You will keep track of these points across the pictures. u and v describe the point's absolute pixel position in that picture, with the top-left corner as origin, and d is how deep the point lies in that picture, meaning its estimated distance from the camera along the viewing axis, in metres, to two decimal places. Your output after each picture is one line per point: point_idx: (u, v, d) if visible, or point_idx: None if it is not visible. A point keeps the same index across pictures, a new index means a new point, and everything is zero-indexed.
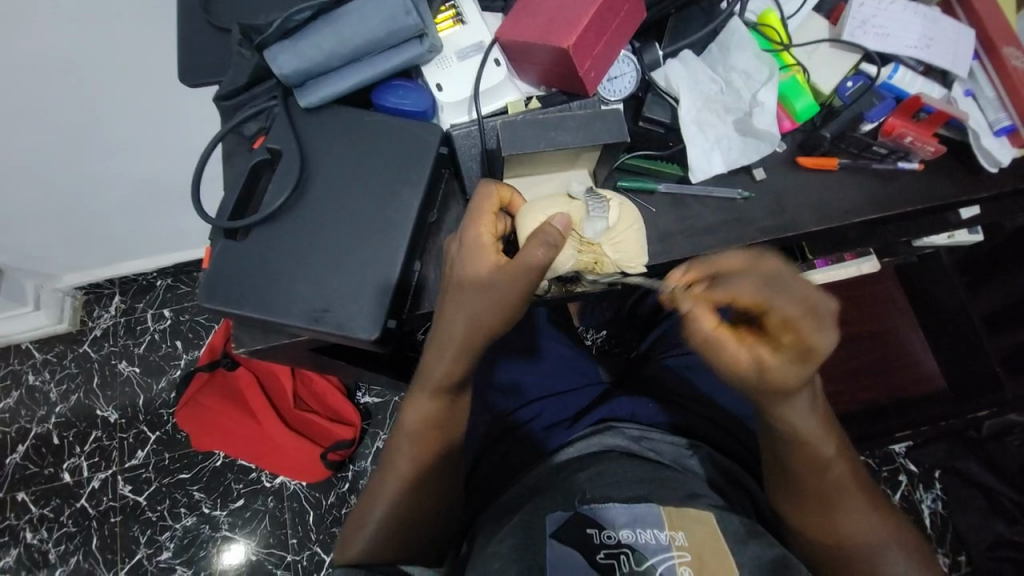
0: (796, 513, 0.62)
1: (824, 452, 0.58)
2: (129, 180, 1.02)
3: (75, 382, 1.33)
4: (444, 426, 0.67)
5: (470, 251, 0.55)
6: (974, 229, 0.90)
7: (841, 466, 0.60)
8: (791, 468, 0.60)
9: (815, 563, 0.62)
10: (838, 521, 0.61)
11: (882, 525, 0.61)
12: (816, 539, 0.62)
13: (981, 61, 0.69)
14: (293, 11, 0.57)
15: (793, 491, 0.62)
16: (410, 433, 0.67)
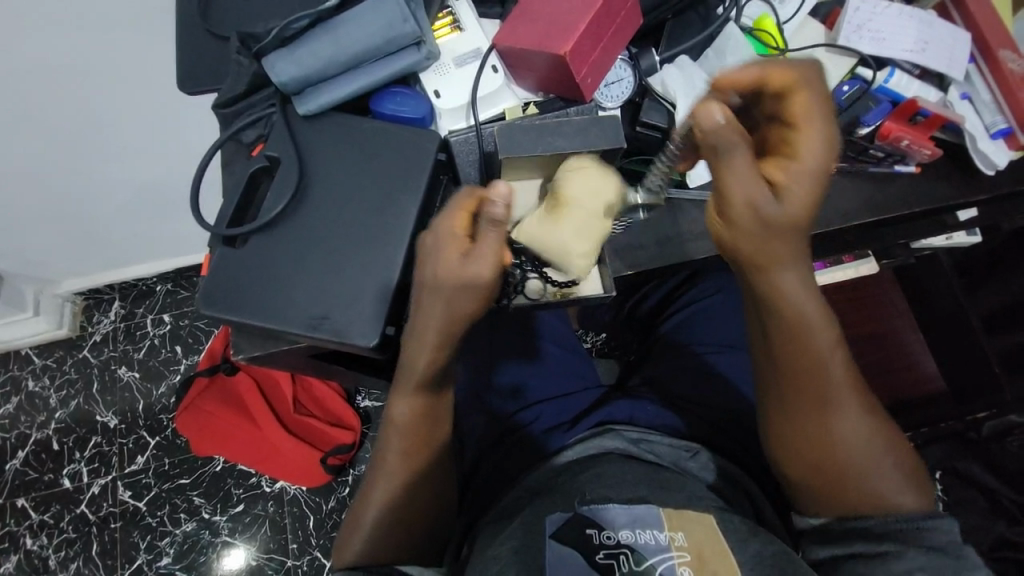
0: (784, 422, 0.61)
1: (817, 344, 0.57)
2: (128, 185, 1.02)
3: (75, 388, 1.33)
4: (428, 426, 0.66)
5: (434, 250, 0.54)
6: (973, 230, 0.90)
7: (834, 367, 0.59)
8: (782, 362, 0.59)
9: (806, 480, 0.61)
10: (825, 429, 0.60)
11: (871, 435, 0.60)
12: (810, 448, 0.60)
13: (976, 64, 0.70)
14: (291, 19, 0.57)
15: (782, 396, 0.61)
16: (397, 434, 0.66)
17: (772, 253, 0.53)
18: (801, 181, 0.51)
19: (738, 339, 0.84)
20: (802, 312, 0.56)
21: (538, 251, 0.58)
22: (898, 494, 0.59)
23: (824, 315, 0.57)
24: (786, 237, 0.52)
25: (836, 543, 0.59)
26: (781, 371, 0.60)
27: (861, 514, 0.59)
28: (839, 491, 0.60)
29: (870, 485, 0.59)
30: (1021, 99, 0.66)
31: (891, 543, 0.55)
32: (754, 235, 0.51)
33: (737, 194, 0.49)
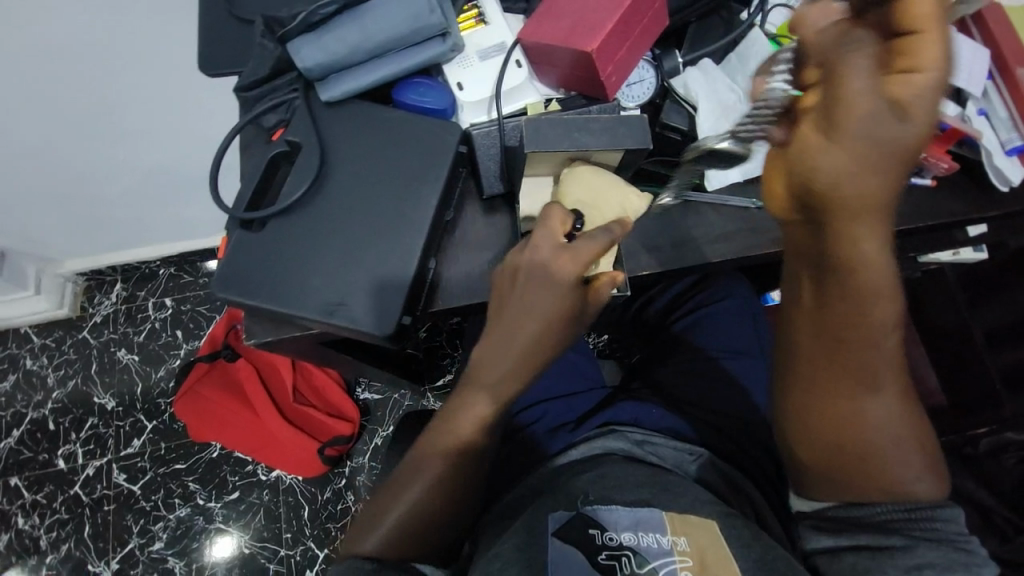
0: (814, 402, 0.59)
1: (870, 326, 0.54)
2: (137, 167, 1.02)
3: (74, 368, 1.32)
4: (489, 430, 0.64)
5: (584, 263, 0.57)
6: (980, 247, 0.91)
7: (881, 347, 0.55)
8: (823, 334, 0.55)
9: (820, 458, 0.60)
10: (856, 411, 0.58)
11: (900, 416, 0.59)
12: (834, 427, 0.59)
13: (994, 81, 0.70)
14: (319, 4, 0.57)
15: (813, 374, 0.58)
16: (444, 430, 0.64)
17: (853, 197, 0.45)
18: (915, 99, 0.42)
19: (746, 346, 0.84)
20: (853, 287, 0.51)
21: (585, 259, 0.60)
22: (915, 481, 0.58)
23: (884, 292, 0.52)
24: (877, 179, 0.44)
25: (844, 536, 0.59)
26: (815, 346, 0.57)
27: (873, 498, 0.59)
28: (855, 474, 0.59)
29: (889, 470, 0.58)
30: None
31: (900, 537, 0.55)
32: (854, 172, 0.44)
33: (856, 111, 0.41)
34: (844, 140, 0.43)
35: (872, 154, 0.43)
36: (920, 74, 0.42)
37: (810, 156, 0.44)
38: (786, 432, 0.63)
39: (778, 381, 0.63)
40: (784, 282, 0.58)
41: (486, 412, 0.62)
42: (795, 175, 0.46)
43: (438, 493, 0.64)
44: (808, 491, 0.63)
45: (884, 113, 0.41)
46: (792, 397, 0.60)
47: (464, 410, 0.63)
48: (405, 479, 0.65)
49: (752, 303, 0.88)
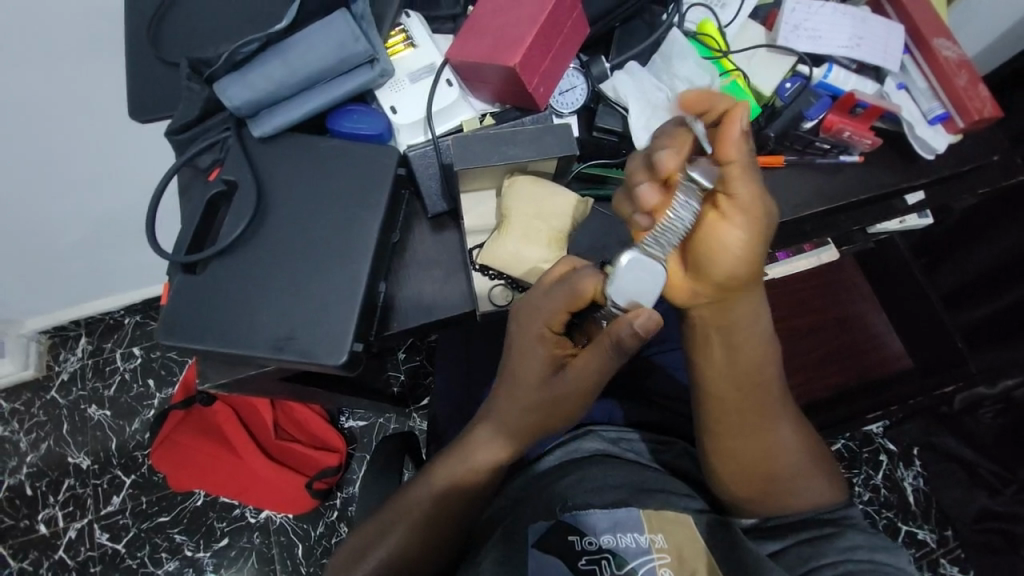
0: (735, 442, 0.60)
1: (760, 361, 0.59)
2: (88, 217, 1.00)
3: (45, 430, 1.27)
4: (454, 494, 0.63)
5: (541, 356, 0.58)
6: (923, 213, 0.94)
7: (775, 378, 0.61)
8: (738, 380, 0.59)
9: (751, 493, 0.61)
10: (765, 440, 0.61)
11: (802, 437, 0.63)
12: (758, 462, 0.61)
13: (911, 55, 0.74)
14: (241, 43, 0.57)
15: (729, 418, 0.60)
16: (410, 504, 0.64)
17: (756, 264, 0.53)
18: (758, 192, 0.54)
19: None
20: (745, 334, 0.57)
21: (518, 275, 0.61)
22: (822, 490, 0.63)
23: (764, 338, 0.58)
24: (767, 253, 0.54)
25: (785, 535, 0.60)
26: (729, 390, 0.59)
27: (798, 515, 0.62)
28: (776, 496, 0.62)
29: (803, 488, 0.62)
30: (955, 85, 0.70)
31: (832, 526, 0.59)
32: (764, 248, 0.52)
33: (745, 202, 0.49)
34: (745, 225, 0.50)
35: (764, 239, 0.51)
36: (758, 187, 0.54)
37: (727, 239, 0.50)
38: (716, 477, 0.63)
39: (704, 431, 0.62)
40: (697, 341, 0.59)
41: (496, 458, 0.63)
42: (716, 256, 0.51)
43: (412, 532, 0.63)
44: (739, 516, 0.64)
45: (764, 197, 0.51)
46: (720, 450, 0.61)
47: (462, 452, 0.63)
48: (385, 519, 0.65)
49: None
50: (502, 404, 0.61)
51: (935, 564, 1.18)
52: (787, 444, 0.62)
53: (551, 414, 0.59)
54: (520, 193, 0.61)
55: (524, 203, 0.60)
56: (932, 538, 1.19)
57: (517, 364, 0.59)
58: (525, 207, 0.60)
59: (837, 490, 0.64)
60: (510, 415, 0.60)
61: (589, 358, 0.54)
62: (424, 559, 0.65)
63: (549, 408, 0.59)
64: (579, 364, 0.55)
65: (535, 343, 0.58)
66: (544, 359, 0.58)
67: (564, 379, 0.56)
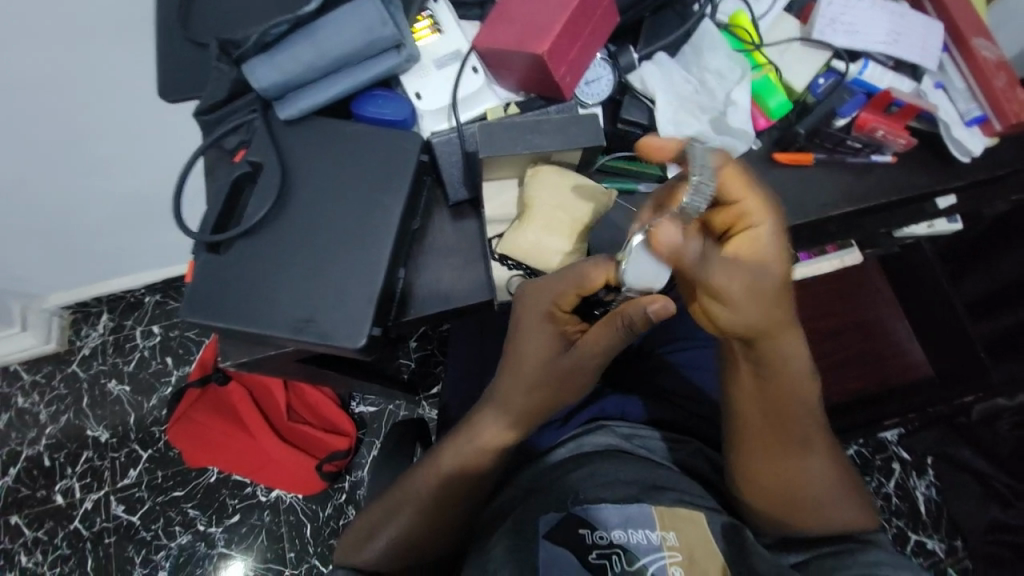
0: (762, 463, 0.60)
1: (795, 389, 0.58)
2: (112, 196, 1.02)
3: (65, 403, 1.31)
4: (464, 482, 0.63)
5: (545, 336, 0.58)
6: (953, 218, 0.91)
7: (810, 407, 0.60)
8: (769, 406, 0.59)
9: (776, 511, 0.62)
10: (794, 464, 0.61)
11: (833, 462, 0.62)
12: (785, 483, 0.61)
13: (950, 53, 0.71)
14: (271, 25, 0.58)
15: (757, 440, 0.60)
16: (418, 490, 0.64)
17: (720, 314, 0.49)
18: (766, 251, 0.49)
19: None
20: (782, 366, 0.56)
21: (534, 265, 0.61)
22: (850, 515, 0.62)
23: (801, 372, 0.57)
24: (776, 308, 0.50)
25: (804, 549, 0.61)
26: (758, 414, 0.59)
27: (822, 535, 0.62)
28: (799, 516, 0.62)
29: (829, 512, 0.62)
30: (994, 86, 0.67)
31: (854, 542, 0.59)
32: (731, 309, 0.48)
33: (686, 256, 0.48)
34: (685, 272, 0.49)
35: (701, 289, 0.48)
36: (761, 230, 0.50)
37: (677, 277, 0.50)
38: (737, 490, 0.63)
39: (730, 447, 0.62)
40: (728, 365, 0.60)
41: (494, 442, 0.62)
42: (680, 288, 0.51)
43: (422, 518, 0.64)
44: (762, 530, 0.64)
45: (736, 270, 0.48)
46: (746, 469, 0.61)
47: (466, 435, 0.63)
48: (394, 503, 0.65)
49: None
50: (503, 384, 0.60)
51: None
52: (817, 469, 0.61)
53: (555, 394, 0.59)
54: (541, 185, 0.60)
55: (546, 195, 0.60)
56: (941, 548, 1.17)
57: (522, 346, 0.59)
58: (546, 199, 0.60)
59: (866, 519, 0.62)
60: (511, 398, 0.60)
61: (599, 338, 0.55)
62: (432, 541, 0.66)
63: (552, 389, 0.59)
64: (588, 343, 0.55)
65: (541, 325, 0.58)
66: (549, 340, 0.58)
67: (572, 359, 0.57)
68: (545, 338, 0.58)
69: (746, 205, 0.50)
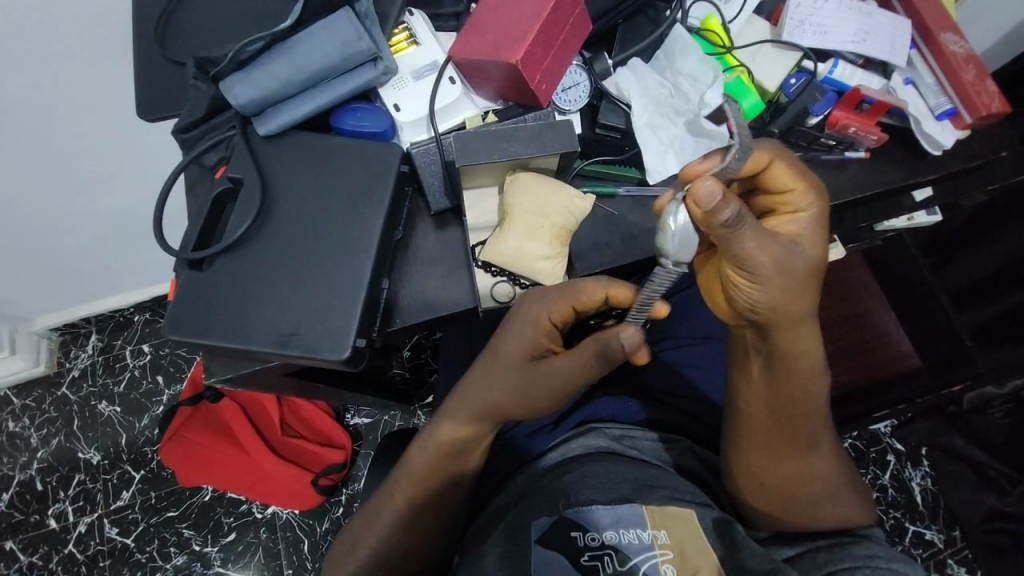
0: (764, 457, 0.61)
1: (803, 386, 0.58)
2: (98, 216, 1.01)
3: (56, 426, 1.30)
4: (457, 488, 0.64)
5: (529, 337, 0.60)
6: (932, 209, 0.92)
7: (819, 407, 0.60)
8: (774, 401, 0.59)
9: (773, 505, 0.62)
10: (795, 460, 0.61)
11: (834, 460, 0.63)
12: (784, 477, 0.61)
13: (918, 50, 0.73)
14: (246, 42, 0.58)
15: (758, 433, 0.61)
16: (409, 502, 0.63)
17: (757, 300, 0.52)
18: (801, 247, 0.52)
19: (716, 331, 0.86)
20: (787, 362, 0.57)
21: (517, 269, 0.62)
22: (849, 513, 0.62)
23: (812, 368, 0.58)
24: (796, 298, 0.52)
25: (799, 543, 0.61)
26: (762, 408, 0.60)
27: (818, 529, 0.62)
28: (799, 513, 0.62)
29: (830, 509, 0.62)
30: (963, 80, 0.69)
31: (850, 537, 0.60)
32: (767, 295, 0.51)
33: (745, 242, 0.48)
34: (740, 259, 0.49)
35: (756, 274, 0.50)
36: (800, 225, 0.53)
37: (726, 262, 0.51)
38: (738, 489, 0.63)
39: (731, 443, 0.63)
40: (737, 360, 0.62)
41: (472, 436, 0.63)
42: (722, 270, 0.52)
43: (416, 527, 0.63)
44: (758, 525, 0.64)
45: (784, 258, 0.50)
46: (751, 468, 0.62)
47: (450, 437, 0.62)
48: (381, 509, 0.64)
49: None
50: (489, 381, 0.61)
51: (942, 565, 1.16)
52: (819, 469, 0.62)
53: (531, 402, 0.60)
54: (519, 194, 0.61)
55: (526, 203, 0.60)
56: (939, 539, 1.17)
57: (509, 340, 0.60)
58: (526, 207, 0.60)
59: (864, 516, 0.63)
60: (496, 394, 0.61)
61: (574, 362, 0.57)
62: (426, 552, 0.65)
63: (529, 396, 0.60)
64: (565, 361, 0.58)
65: (528, 326, 0.59)
66: (533, 340, 0.60)
67: (548, 369, 0.59)
68: (528, 337, 0.60)
69: (790, 198, 0.53)
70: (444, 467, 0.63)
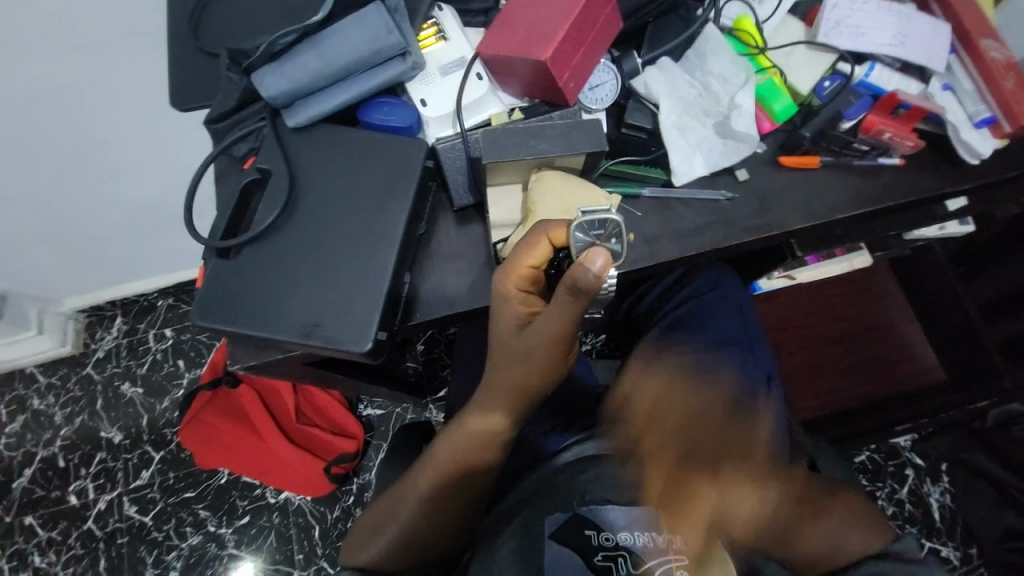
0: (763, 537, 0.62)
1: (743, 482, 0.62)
2: (125, 202, 1.04)
3: (80, 405, 1.34)
4: (474, 483, 0.65)
5: (510, 316, 0.57)
6: (964, 221, 0.88)
7: (767, 473, 0.64)
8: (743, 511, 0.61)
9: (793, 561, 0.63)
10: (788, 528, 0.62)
11: (830, 520, 0.63)
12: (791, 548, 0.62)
13: (958, 55, 0.70)
14: (279, 34, 0.59)
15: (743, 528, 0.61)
16: (423, 495, 0.63)
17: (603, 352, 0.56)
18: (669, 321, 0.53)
19: (733, 336, 0.85)
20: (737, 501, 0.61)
21: None
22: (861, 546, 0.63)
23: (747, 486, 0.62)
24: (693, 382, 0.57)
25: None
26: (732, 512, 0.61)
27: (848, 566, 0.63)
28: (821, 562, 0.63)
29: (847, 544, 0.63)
30: (1004, 88, 0.67)
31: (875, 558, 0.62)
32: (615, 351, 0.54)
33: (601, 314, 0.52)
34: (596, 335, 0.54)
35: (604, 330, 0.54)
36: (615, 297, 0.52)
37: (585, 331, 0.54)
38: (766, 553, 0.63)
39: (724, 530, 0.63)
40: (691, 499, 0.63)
41: (497, 429, 0.63)
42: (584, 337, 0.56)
43: (428, 523, 0.64)
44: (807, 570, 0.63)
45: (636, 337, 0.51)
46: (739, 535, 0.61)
47: (471, 430, 0.63)
48: (393, 503, 0.65)
49: (739, 291, 0.90)
50: (493, 371, 0.61)
51: None
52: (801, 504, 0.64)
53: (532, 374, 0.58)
54: (541, 194, 0.60)
55: (550, 205, 0.60)
56: (956, 556, 1.15)
57: (494, 327, 0.58)
58: (551, 211, 0.59)
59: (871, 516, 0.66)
60: (500, 381, 0.60)
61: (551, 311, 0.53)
62: (438, 545, 0.66)
63: (526, 364, 0.58)
64: (546, 318, 0.53)
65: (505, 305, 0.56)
66: (518, 316, 0.56)
67: (536, 337, 0.55)
68: (505, 313, 0.57)
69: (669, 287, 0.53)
70: (462, 465, 0.63)
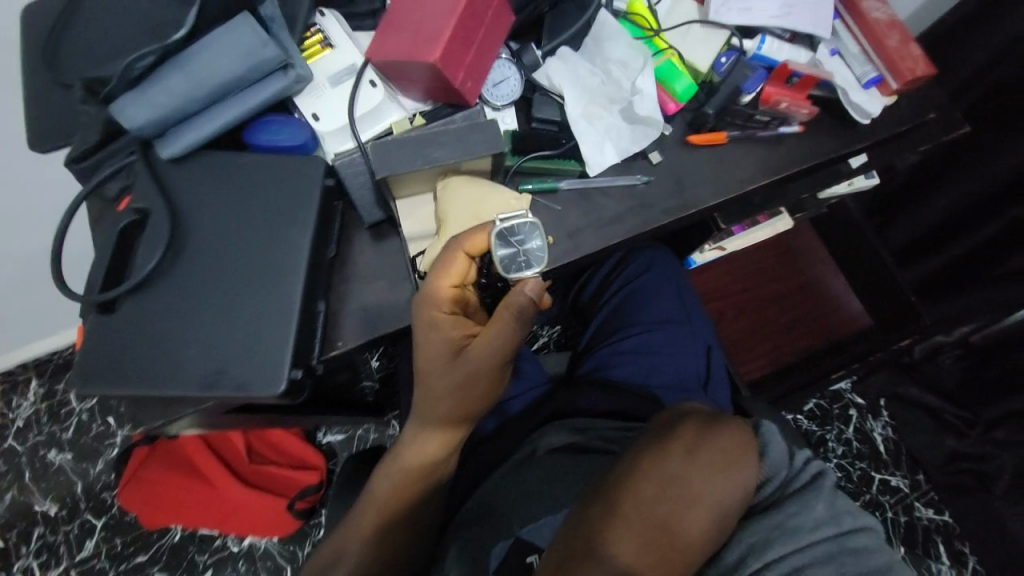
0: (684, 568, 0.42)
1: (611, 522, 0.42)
2: (15, 255, 0.92)
3: (5, 481, 1.20)
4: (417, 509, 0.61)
5: (441, 341, 0.54)
6: (870, 175, 0.92)
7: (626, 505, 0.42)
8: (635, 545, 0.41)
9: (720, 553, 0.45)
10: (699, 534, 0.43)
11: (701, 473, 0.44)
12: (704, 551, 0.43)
13: (842, 19, 0.74)
14: (135, 57, 0.53)
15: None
16: (365, 532, 0.60)
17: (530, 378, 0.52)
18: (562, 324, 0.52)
19: (673, 314, 0.86)
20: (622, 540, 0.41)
21: None
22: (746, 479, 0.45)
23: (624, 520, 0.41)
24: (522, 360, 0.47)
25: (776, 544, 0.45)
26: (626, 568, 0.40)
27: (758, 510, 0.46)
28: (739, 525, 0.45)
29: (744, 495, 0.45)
30: (887, 46, 0.70)
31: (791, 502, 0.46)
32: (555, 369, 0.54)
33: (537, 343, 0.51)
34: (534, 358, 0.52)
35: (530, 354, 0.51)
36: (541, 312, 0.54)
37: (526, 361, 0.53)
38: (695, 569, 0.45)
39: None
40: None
41: (433, 458, 0.61)
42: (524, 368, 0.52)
43: (373, 561, 0.60)
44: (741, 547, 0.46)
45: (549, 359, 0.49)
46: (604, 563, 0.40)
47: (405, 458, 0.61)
48: (335, 546, 0.61)
49: (676, 267, 0.92)
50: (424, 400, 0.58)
51: (909, 508, 1.22)
52: (628, 480, 0.43)
53: (468, 400, 0.57)
54: (451, 198, 0.58)
55: (459, 211, 0.58)
56: (905, 484, 1.23)
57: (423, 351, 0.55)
58: (460, 217, 0.58)
59: (741, 430, 0.47)
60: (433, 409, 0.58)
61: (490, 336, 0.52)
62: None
63: (463, 393, 0.56)
64: (483, 343, 0.52)
65: (431, 330, 0.53)
66: (449, 341, 0.54)
67: (472, 363, 0.53)
68: (436, 340, 0.54)
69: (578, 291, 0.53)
70: (400, 498, 0.60)
